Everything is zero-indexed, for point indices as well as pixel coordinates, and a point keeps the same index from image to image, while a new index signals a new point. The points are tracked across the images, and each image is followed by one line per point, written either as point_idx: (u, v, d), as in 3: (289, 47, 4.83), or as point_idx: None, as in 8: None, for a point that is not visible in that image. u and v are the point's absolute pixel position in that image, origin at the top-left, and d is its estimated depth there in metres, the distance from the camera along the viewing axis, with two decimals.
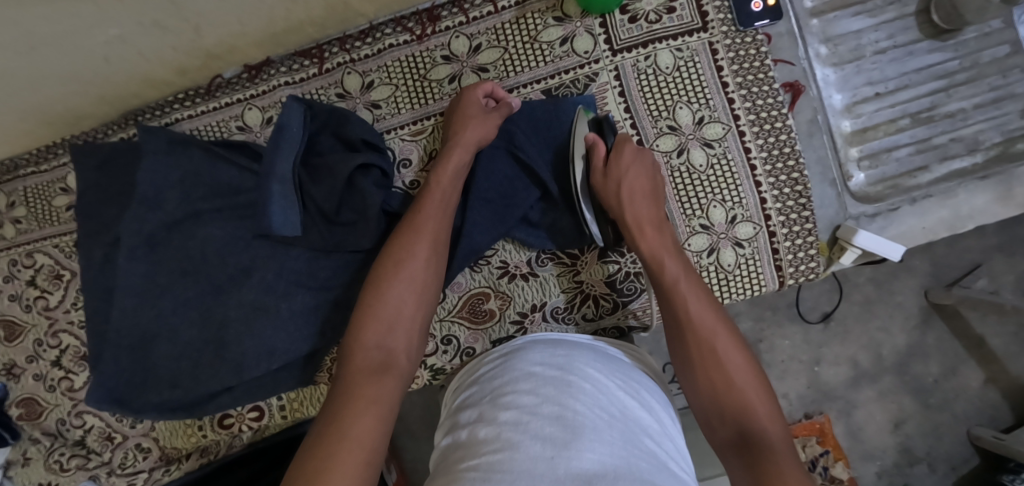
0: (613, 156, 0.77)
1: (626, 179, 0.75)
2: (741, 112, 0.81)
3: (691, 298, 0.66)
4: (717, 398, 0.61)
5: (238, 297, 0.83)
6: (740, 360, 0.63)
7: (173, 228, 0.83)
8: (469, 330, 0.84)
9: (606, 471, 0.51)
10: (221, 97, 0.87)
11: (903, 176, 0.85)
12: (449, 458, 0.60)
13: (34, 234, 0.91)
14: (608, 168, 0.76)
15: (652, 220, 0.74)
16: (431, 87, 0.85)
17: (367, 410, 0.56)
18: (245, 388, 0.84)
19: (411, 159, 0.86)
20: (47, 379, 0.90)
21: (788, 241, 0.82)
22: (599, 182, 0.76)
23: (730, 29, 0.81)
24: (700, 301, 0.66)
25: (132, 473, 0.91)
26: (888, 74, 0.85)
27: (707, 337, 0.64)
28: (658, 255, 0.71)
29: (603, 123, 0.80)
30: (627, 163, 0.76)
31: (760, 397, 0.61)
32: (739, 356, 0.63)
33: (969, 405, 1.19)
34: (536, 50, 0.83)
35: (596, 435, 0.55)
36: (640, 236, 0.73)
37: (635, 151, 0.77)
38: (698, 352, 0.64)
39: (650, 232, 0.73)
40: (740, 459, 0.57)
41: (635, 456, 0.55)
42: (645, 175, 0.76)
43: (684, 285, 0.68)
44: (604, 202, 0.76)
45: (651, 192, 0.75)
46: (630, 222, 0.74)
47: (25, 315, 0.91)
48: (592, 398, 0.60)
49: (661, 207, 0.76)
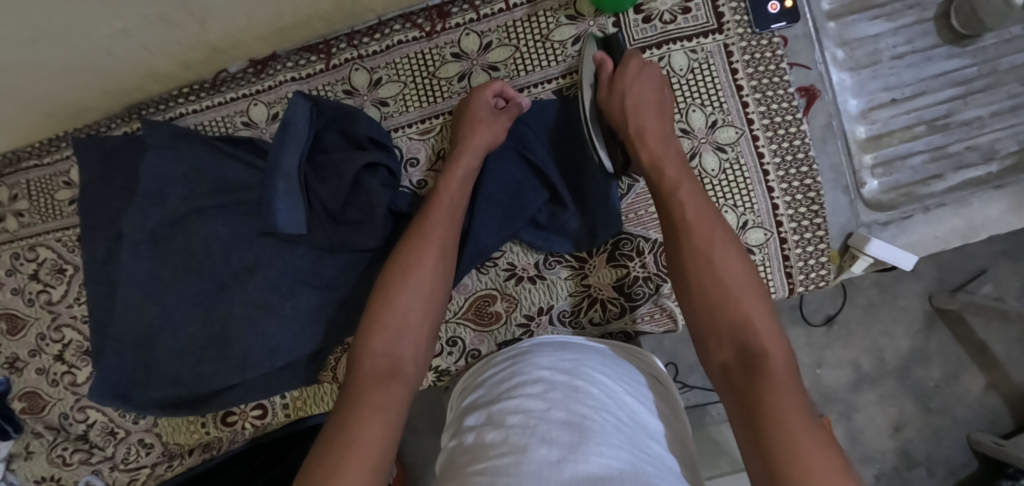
0: (618, 72, 0.75)
1: (632, 92, 0.74)
2: (755, 116, 0.80)
3: (686, 204, 0.65)
4: (694, 269, 0.61)
5: (242, 295, 0.82)
6: (739, 267, 0.60)
7: (176, 224, 0.82)
8: (475, 332, 0.83)
9: (613, 474, 0.51)
10: (226, 92, 0.86)
11: (916, 184, 0.84)
12: (455, 463, 0.59)
13: (37, 228, 0.90)
14: (614, 84, 0.75)
15: (658, 131, 0.72)
16: (440, 85, 0.83)
17: (374, 417, 0.56)
18: (247, 387, 0.84)
19: (419, 158, 0.84)
20: (50, 373, 0.90)
21: (799, 248, 0.81)
22: (606, 98, 0.76)
23: (745, 31, 0.79)
24: (695, 202, 0.65)
25: (135, 468, 0.91)
26: (905, 80, 0.83)
27: (702, 246, 0.61)
28: (658, 163, 0.69)
29: (614, 42, 0.79)
30: (632, 77, 0.74)
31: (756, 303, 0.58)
32: (739, 263, 0.60)
33: (970, 410, 1.19)
34: (548, 49, 0.81)
35: (603, 439, 0.54)
36: (641, 145, 0.71)
37: (642, 65, 0.75)
38: (693, 262, 0.61)
39: (651, 140, 0.71)
40: (710, 332, 0.58)
41: (643, 460, 0.54)
42: (653, 91, 0.75)
43: (681, 195, 0.66)
44: (610, 117, 0.76)
45: (658, 106, 0.74)
46: (632, 132, 0.72)
47: (28, 309, 0.90)
48: (599, 402, 0.60)
49: (668, 123, 0.74)
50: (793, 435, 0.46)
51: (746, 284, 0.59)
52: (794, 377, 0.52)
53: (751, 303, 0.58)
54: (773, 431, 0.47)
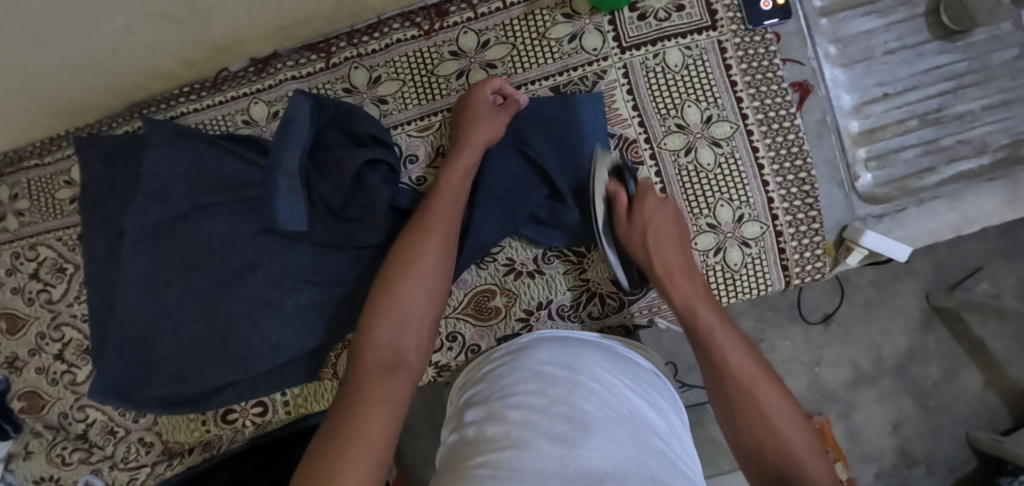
0: (636, 206, 0.76)
1: (651, 227, 0.75)
2: (749, 111, 0.81)
3: (729, 350, 0.63)
4: (738, 397, 0.60)
5: (242, 292, 0.82)
6: (784, 407, 0.59)
7: (177, 221, 0.83)
8: (474, 327, 0.83)
9: (614, 467, 0.51)
10: (227, 90, 0.87)
11: (910, 178, 0.85)
12: (456, 456, 0.60)
13: (38, 227, 0.91)
14: (633, 217, 0.76)
15: (682, 269, 0.73)
16: (439, 82, 0.84)
17: (377, 408, 0.56)
18: (247, 384, 0.84)
19: (418, 155, 0.85)
20: (49, 372, 0.90)
21: (795, 241, 0.81)
22: (625, 231, 0.76)
23: (739, 28, 0.80)
24: (736, 348, 0.63)
25: (134, 468, 0.91)
26: (897, 76, 0.85)
27: (747, 386, 0.60)
28: (691, 304, 0.69)
29: (624, 173, 0.79)
30: (650, 212, 0.76)
31: (800, 432, 0.58)
32: (782, 402, 0.59)
33: (968, 407, 1.19)
34: (545, 47, 0.82)
35: (605, 433, 0.55)
36: (670, 283, 0.72)
37: (659, 200, 0.77)
38: (736, 389, 0.61)
39: (680, 280, 0.72)
40: (758, 465, 0.58)
41: (646, 454, 0.55)
42: (669, 223, 0.76)
43: (719, 340, 0.64)
44: (630, 249, 0.76)
45: (676, 237, 0.75)
46: (658, 271, 0.73)
47: (28, 308, 0.91)
48: (601, 397, 0.60)
49: (689, 256, 0.76)
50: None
51: (791, 420, 0.58)
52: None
53: (794, 430, 0.58)
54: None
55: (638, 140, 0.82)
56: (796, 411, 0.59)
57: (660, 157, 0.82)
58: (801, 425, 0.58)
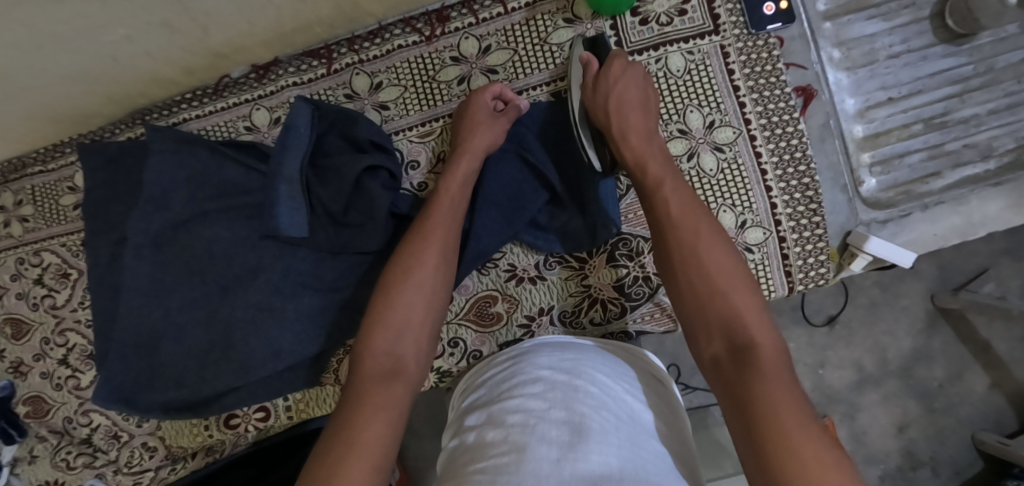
0: (603, 71, 0.75)
1: (615, 89, 0.73)
2: (752, 116, 0.80)
3: (673, 199, 0.64)
4: (686, 267, 0.60)
5: (244, 297, 0.83)
6: (726, 256, 0.59)
7: (180, 227, 0.84)
8: (476, 333, 0.83)
9: (614, 474, 0.51)
10: (229, 97, 0.87)
11: (915, 183, 0.84)
12: (456, 461, 0.60)
13: (42, 233, 0.91)
14: (599, 82, 0.75)
15: (641, 130, 0.71)
16: (440, 88, 0.84)
17: (376, 416, 0.56)
18: (250, 390, 0.85)
19: (419, 160, 0.85)
20: (54, 377, 0.91)
21: (798, 247, 0.81)
22: (589, 97, 0.75)
23: (742, 32, 0.80)
24: (681, 197, 0.64)
25: (138, 472, 0.91)
26: (901, 79, 0.84)
27: (688, 235, 0.61)
28: (641, 160, 0.69)
29: (600, 42, 0.79)
30: (617, 75, 0.74)
31: (741, 287, 0.57)
32: (724, 252, 0.60)
33: (974, 410, 1.19)
34: (546, 52, 0.82)
35: (604, 437, 0.54)
36: (624, 143, 0.71)
37: (625, 65, 0.75)
38: (678, 246, 0.61)
39: (635, 139, 0.71)
40: (702, 327, 0.57)
41: (642, 458, 0.55)
42: (636, 86, 0.74)
43: (666, 189, 0.65)
44: (593, 115, 0.75)
45: (642, 104, 0.73)
46: (614, 132, 0.72)
47: (33, 313, 0.91)
48: (599, 401, 0.60)
49: (653, 120, 0.74)
50: (789, 430, 0.45)
51: (738, 278, 0.58)
52: (786, 368, 0.51)
53: (734, 281, 0.58)
54: (768, 427, 0.46)
55: None
56: (743, 271, 0.59)
57: None
58: (741, 274, 0.59)
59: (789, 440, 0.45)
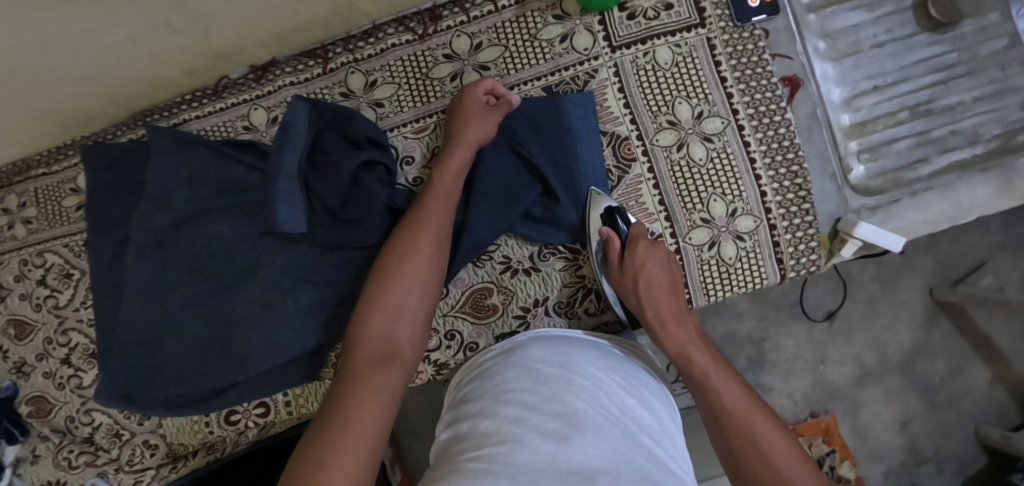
0: (627, 254, 0.76)
1: (644, 274, 0.75)
2: (740, 107, 0.82)
3: (723, 389, 0.64)
4: (740, 444, 0.61)
5: (244, 293, 0.84)
6: (785, 446, 0.60)
7: (180, 225, 0.85)
8: (472, 325, 0.84)
9: (606, 466, 0.52)
10: (228, 98, 0.89)
11: (904, 170, 0.85)
12: (448, 450, 0.61)
13: (45, 234, 0.93)
14: (625, 265, 0.76)
15: (674, 312, 0.73)
16: (433, 85, 0.86)
17: (370, 400, 0.58)
18: (251, 385, 0.86)
19: (414, 156, 0.86)
20: (57, 377, 0.92)
21: (789, 234, 0.82)
22: (617, 279, 0.77)
23: (727, 25, 0.81)
24: (731, 389, 0.64)
25: (140, 470, 0.92)
26: (886, 68, 0.85)
27: (745, 427, 0.61)
28: (683, 350, 0.70)
29: (615, 214, 0.80)
30: (642, 258, 0.76)
31: (804, 471, 0.58)
32: (783, 443, 0.60)
33: (977, 403, 1.18)
34: (537, 48, 0.84)
35: (597, 432, 0.55)
36: (664, 332, 0.72)
37: (649, 245, 0.76)
38: (737, 442, 0.61)
39: (672, 326, 0.72)
40: None
41: (636, 454, 0.55)
42: (662, 267, 0.76)
43: (714, 380, 0.65)
44: (623, 292, 0.77)
45: (671, 286, 0.75)
46: (651, 318, 0.73)
47: (36, 314, 0.93)
48: (593, 396, 0.61)
49: (682, 300, 0.75)
50: None
51: (794, 464, 0.58)
52: None
53: (796, 467, 0.58)
54: None
55: (630, 137, 0.83)
56: (800, 454, 0.59)
57: (652, 154, 0.83)
58: (803, 460, 0.59)
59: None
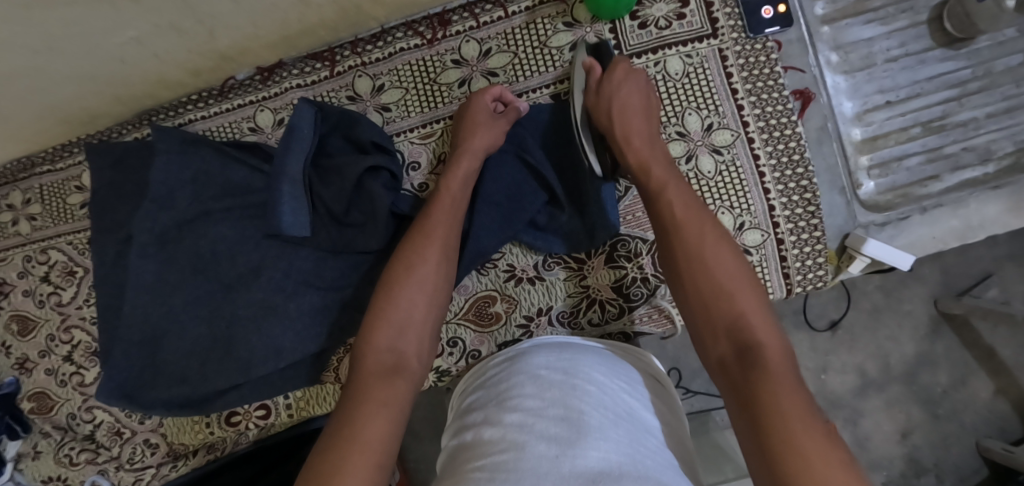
0: (605, 77, 0.76)
1: (619, 95, 0.75)
2: (750, 119, 0.81)
3: (675, 201, 0.65)
4: (684, 258, 0.61)
5: (247, 296, 0.84)
6: (732, 259, 0.60)
7: (184, 226, 0.85)
8: (475, 332, 0.84)
9: (613, 470, 0.51)
10: (234, 98, 0.88)
11: (913, 186, 0.84)
12: (455, 460, 0.60)
13: (49, 231, 0.93)
14: (603, 86, 0.76)
15: (643, 133, 0.73)
16: (441, 90, 0.85)
17: (379, 412, 0.57)
18: (251, 387, 0.86)
19: (420, 162, 0.86)
20: (59, 374, 0.92)
21: (796, 249, 0.81)
22: (592, 100, 0.77)
23: (739, 36, 0.80)
24: (683, 201, 0.65)
25: (140, 468, 0.92)
26: (899, 83, 0.84)
27: (693, 233, 0.62)
28: (645, 163, 0.70)
29: (603, 47, 0.80)
30: (620, 81, 0.75)
31: (746, 287, 0.58)
32: (731, 256, 0.60)
33: (979, 415, 1.18)
34: (546, 55, 0.83)
35: (602, 434, 0.55)
36: (627, 146, 0.72)
37: (629, 71, 0.76)
38: (683, 256, 0.61)
39: (638, 142, 0.72)
40: (707, 329, 0.57)
41: (643, 455, 0.55)
42: (638, 93, 0.75)
43: (669, 192, 0.66)
44: (596, 118, 0.76)
45: (645, 109, 0.75)
46: (618, 135, 0.73)
47: (39, 310, 0.93)
48: (598, 399, 0.60)
49: (655, 126, 0.75)
50: (792, 434, 0.45)
51: (731, 275, 0.58)
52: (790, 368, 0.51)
53: (739, 283, 0.58)
54: (771, 420, 0.47)
55: None
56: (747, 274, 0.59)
57: None
58: (747, 276, 0.59)
59: (790, 430, 0.45)
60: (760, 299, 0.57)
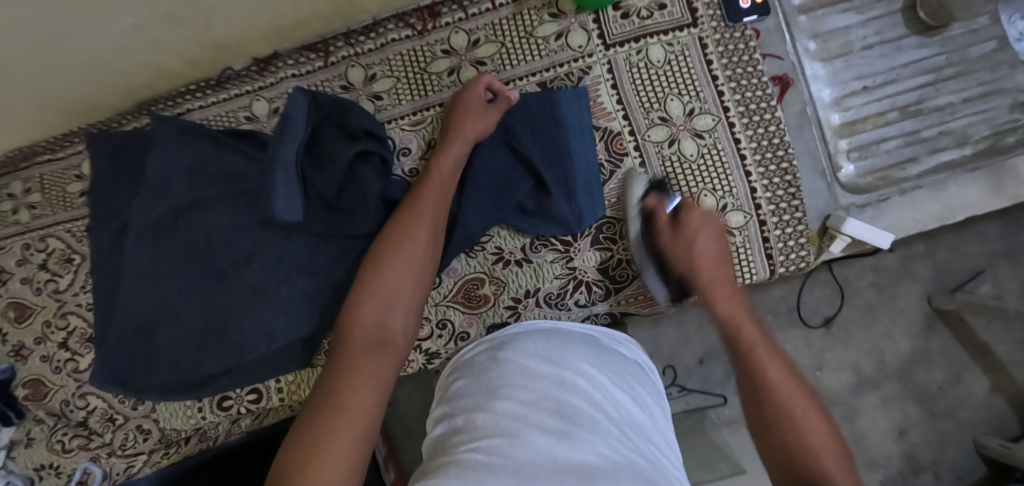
0: (682, 220, 0.79)
1: (695, 244, 0.78)
2: (731, 104, 0.83)
3: (760, 350, 0.69)
4: (768, 399, 0.66)
5: (241, 280, 0.86)
6: (808, 405, 0.65)
7: (179, 214, 0.87)
8: (464, 314, 0.85)
9: (608, 471, 0.54)
10: (231, 89, 0.91)
11: (893, 168, 0.86)
12: (440, 445, 0.62)
13: (48, 219, 0.95)
14: (678, 236, 0.79)
15: (723, 278, 0.77)
16: (431, 79, 0.88)
17: (365, 385, 0.60)
18: (244, 371, 0.87)
19: (411, 148, 0.88)
20: (54, 360, 0.94)
21: (778, 230, 0.83)
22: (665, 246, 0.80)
23: (719, 25, 0.83)
24: (769, 352, 0.69)
25: (131, 455, 0.93)
26: (876, 69, 0.86)
27: (776, 385, 0.66)
28: (730, 312, 0.74)
29: (659, 188, 0.82)
30: (696, 226, 0.79)
31: (815, 418, 0.64)
32: (807, 400, 0.65)
33: (975, 412, 1.18)
34: (533, 45, 0.85)
35: (596, 436, 0.58)
36: (710, 295, 0.76)
37: (705, 215, 0.79)
38: (767, 396, 0.66)
39: (720, 290, 0.76)
40: (776, 443, 0.64)
41: (632, 455, 0.58)
42: (713, 241, 0.79)
43: (755, 342, 0.70)
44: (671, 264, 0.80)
45: (721, 256, 0.78)
46: (701, 287, 0.77)
47: (36, 297, 0.94)
48: (588, 396, 0.62)
49: (728, 269, 0.78)
50: None
51: (794, 384, 0.66)
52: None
53: (808, 416, 0.64)
54: None
55: (623, 132, 0.84)
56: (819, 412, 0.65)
57: (643, 149, 0.84)
58: (820, 414, 0.65)
59: None
60: (822, 418, 0.64)
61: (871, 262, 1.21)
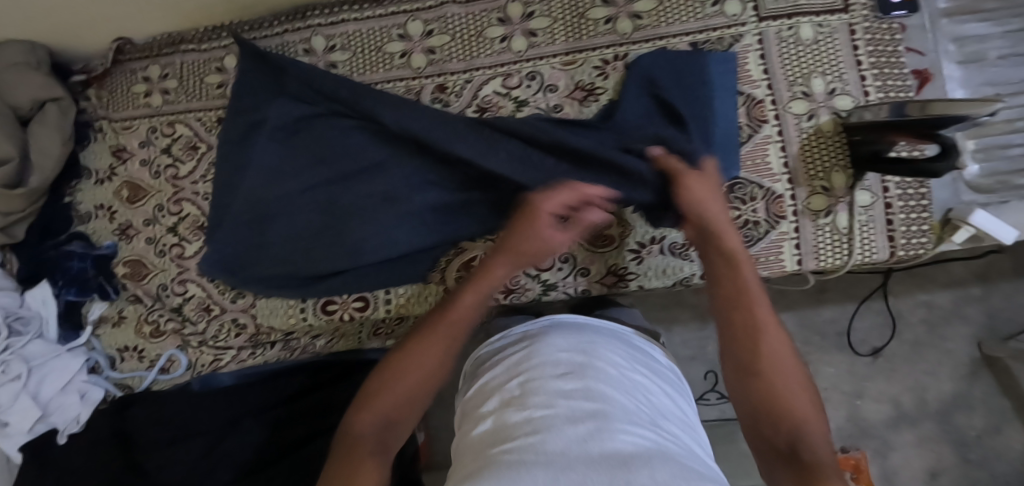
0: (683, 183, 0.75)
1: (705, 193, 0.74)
2: (872, 89, 0.86)
3: (766, 339, 0.63)
4: (768, 397, 0.60)
5: (369, 185, 0.85)
6: (821, 428, 0.57)
7: (315, 115, 0.88)
8: (587, 251, 0.87)
9: (643, 452, 0.47)
10: (389, 7, 0.94)
11: (1014, 174, 0.89)
12: (468, 446, 0.54)
13: (180, 106, 0.95)
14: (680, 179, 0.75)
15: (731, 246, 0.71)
16: (588, 25, 0.90)
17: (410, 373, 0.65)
18: (355, 276, 0.87)
19: (557, 86, 0.90)
20: (159, 243, 0.93)
21: (903, 214, 0.85)
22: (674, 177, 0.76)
23: (869, 14, 0.87)
24: (777, 341, 0.63)
25: (222, 348, 0.93)
26: (1010, 78, 0.91)
27: (778, 382, 0.60)
28: (741, 288, 0.67)
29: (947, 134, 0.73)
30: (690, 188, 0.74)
31: (818, 421, 0.58)
32: (820, 424, 0.57)
33: (1010, 467, 1.12)
34: (689, 7, 0.88)
35: (627, 417, 0.50)
36: (720, 240, 0.71)
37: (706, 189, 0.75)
38: (763, 394, 0.60)
39: (737, 263, 0.69)
40: (772, 450, 0.58)
41: (665, 440, 0.50)
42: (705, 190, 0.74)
43: (760, 317, 0.64)
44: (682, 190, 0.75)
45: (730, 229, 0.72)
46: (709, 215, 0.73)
47: (153, 180, 0.95)
48: (619, 382, 0.55)
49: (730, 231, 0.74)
50: None
51: (812, 416, 0.58)
52: None
53: (811, 416, 0.58)
54: None
55: (765, 100, 0.87)
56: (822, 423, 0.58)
57: (783, 119, 0.87)
58: (820, 418, 0.59)
59: None
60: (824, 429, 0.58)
61: (924, 299, 1.19)
